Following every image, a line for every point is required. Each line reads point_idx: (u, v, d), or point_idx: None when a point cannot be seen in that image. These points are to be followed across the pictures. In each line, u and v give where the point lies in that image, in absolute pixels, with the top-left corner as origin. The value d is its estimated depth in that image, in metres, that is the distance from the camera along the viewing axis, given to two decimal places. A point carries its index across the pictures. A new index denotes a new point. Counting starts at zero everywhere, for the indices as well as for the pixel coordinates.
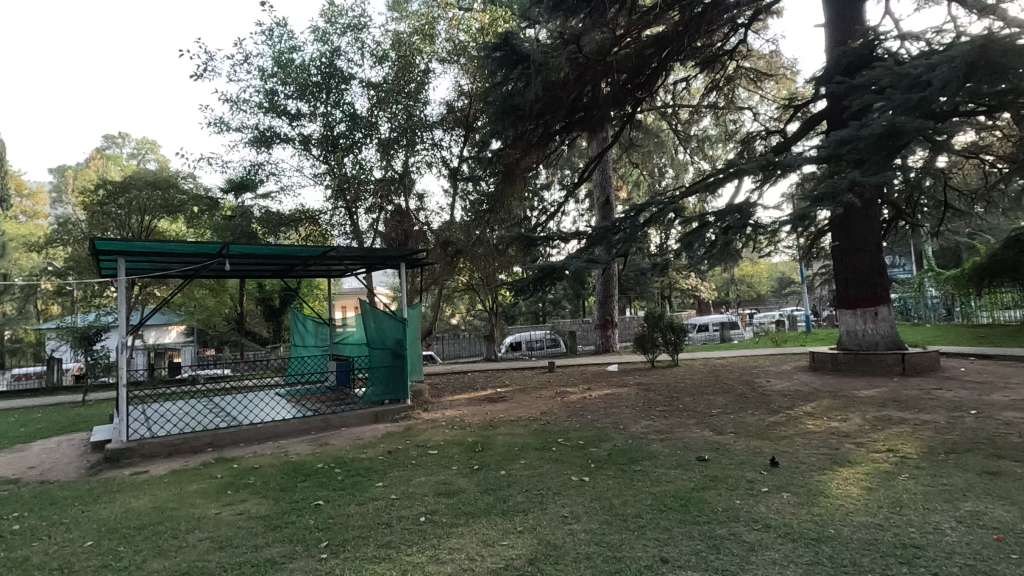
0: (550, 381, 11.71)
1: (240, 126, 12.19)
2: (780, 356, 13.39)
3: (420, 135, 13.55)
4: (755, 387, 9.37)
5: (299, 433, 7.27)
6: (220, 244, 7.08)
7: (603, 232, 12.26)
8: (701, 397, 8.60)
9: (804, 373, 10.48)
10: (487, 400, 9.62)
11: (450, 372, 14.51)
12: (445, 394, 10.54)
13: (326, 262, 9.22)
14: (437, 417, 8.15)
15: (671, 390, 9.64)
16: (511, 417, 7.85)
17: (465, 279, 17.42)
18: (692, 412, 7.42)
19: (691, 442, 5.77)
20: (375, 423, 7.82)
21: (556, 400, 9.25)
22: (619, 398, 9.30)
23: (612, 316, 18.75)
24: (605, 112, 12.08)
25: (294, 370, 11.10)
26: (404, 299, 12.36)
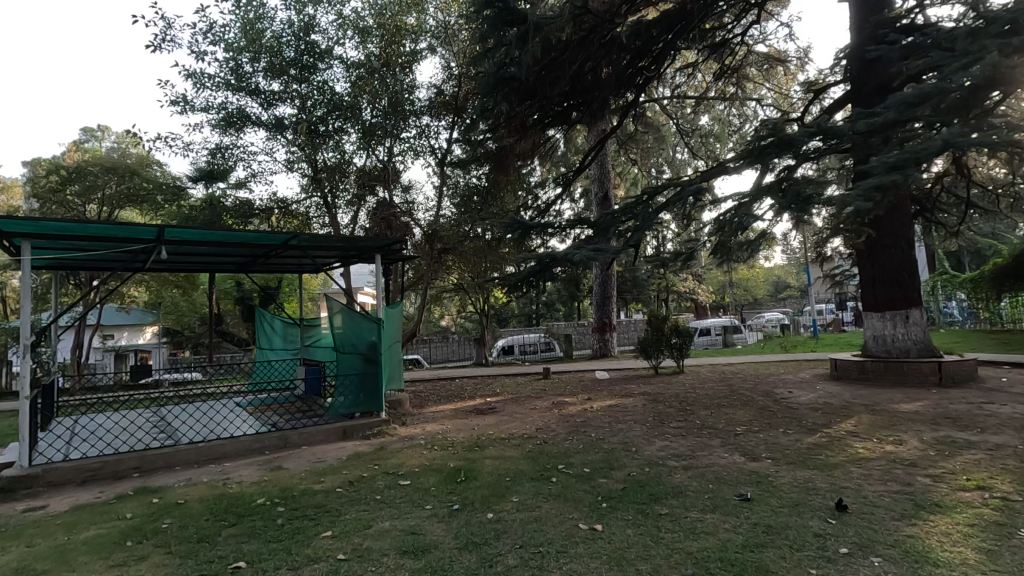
0: (546, 389, 10.59)
1: (206, 106, 11.00)
2: (794, 363, 12.36)
3: (406, 122, 12.61)
4: (778, 399, 8.32)
5: (250, 454, 6.11)
6: (157, 228, 5.91)
7: (608, 221, 10.96)
8: (720, 411, 7.51)
9: (827, 382, 9.45)
10: (475, 412, 8.48)
11: (436, 378, 13.34)
12: (428, 404, 9.39)
13: (292, 253, 8.02)
14: (415, 434, 7.01)
15: (682, 402, 8.55)
16: (504, 434, 6.73)
17: (454, 278, 16.29)
18: (715, 431, 6.32)
19: (723, 473, 4.69)
20: (342, 441, 6.67)
21: (553, 413, 8.15)
22: (624, 410, 8.21)
23: (610, 319, 17.66)
24: (607, 95, 11.01)
25: (259, 378, 9.78)
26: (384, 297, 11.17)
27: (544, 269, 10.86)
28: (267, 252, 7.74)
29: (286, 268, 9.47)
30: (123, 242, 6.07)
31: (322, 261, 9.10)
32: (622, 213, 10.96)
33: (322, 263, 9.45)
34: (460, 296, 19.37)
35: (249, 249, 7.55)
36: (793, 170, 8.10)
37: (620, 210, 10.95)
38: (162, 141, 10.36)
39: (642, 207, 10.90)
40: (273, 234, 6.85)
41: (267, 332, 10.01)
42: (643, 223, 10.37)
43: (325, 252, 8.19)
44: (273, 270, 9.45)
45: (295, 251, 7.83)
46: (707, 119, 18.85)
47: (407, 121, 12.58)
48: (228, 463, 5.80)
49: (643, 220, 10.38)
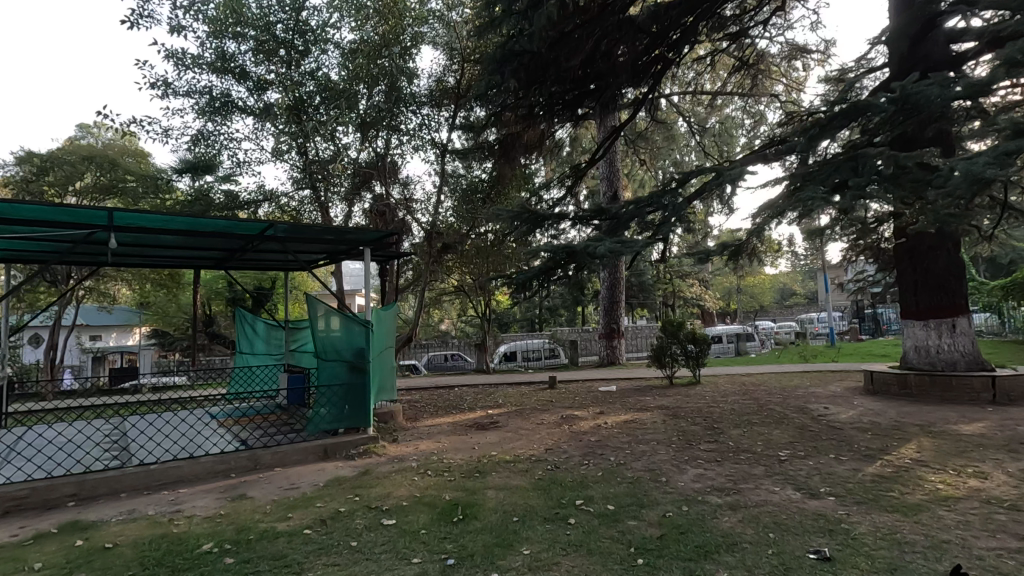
0: (553, 401, 9.69)
1: (189, 90, 10.20)
2: (821, 375, 11.44)
3: (403, 112, 11.88)
4: (814, 416, 7.43)
5: (211, 479, 5.22)
6: (106, 212, 5.04)
7: (635, 210, 9.78)
8: (753, 431, 6.61)
9: (865, 398, 8.56)
10: (476, 428, 7.59)
11: (434, 386, 12.43)
12: (424, 417, 8.51)
13: (273, 247, 7.14)
14: (406, 454, 6.13)
15: (707, 418, 7.66)
16: (508, 456, 5.84)
17: (455, 279, 15.42)
18: (754, 457, 5.43)
19: (781, 515, 3.81)
20: (322, 462, 5.78)
21: (562, 430, 7.26)
22: (643, 428, 7.32)
23: (618, 325, 16.77)
24: (621, 82, 10.12)
25: (238, 387, 8.82)
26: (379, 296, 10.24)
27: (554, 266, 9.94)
28: (244, 244, 6.84)
29: (267, 262, 8.56)
30: (68, 228, 5.18)
31: (307, 255, 8.20)
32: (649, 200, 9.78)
33: (306, 257, 8.55)
34: (461, 299, 18.51)
35: (224, 241, 6.66)
36: (835, 159, 7.19)
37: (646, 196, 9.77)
38: (138, 124, 9.52)
39: (671, 195, 9.61)
40: (249, 223, 5.92)
41: (247, 335, 9.05)
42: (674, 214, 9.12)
43: (308, 246, 7.29)
44: (251, 264, 8.55)
45: (276, 244, 6.92)
46: (720, 116, 18.04)
47: (404, 111, 11.86)
48: (184, 490, 4.92)
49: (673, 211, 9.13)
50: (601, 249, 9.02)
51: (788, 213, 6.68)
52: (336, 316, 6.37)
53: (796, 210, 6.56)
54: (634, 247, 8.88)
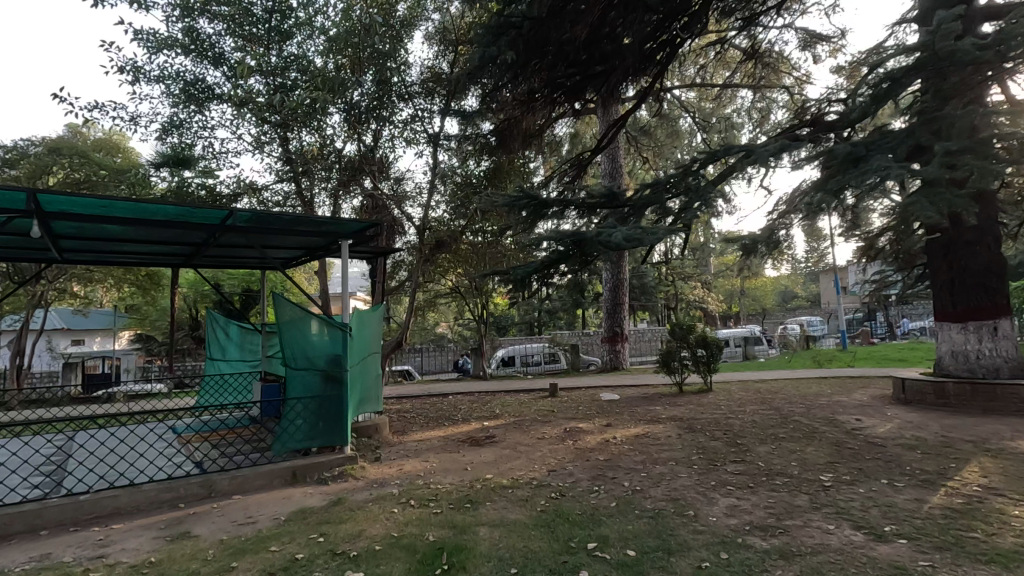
0: (555, 411, 8.91)
1: (161, 75, 9.42)
2: (841, 382, 10.68)
3: (393, 102, 11.16)
4: (848, 430, 6.65)
5: (155, 511, 4.42)
6: (26, 192, 4.33)
7: (650, 196, 9.01)
8: (783, 448, 5.83)
9: (898, 409, 7.79)
10: (470, 443, 6.81)
11: (427, 394, 11.62)
12: (413, 430, 7.72)
13: (241, 241, 6.38)
14: (389, 477, 5.34)
15: (728, 432, 6.89)
16: (505, 481, 5.06)
17: (451, 280, 14.66)
18: (793, 482, 4.66)
19: (847, 567, 3.03)
20: (290, 488, 4.98)
21: (567, 446, 6.48)
22: (656, 443, 6.54)
23: (621, 329, 15.97)
24: (629, 66, 9.27)
25: (208, 398, 7.96)
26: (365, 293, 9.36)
27: (559, 260, 9.11)
28: (209, 237, 6.10)
29: (239, 261, 7.81)
30: None
31: (283, 251, 7.47)
32: (667, 184, 9.00)
33: (282, 254, 7.82)
34: (457, 302, 17.72)
35: (185, 233, 5.92)
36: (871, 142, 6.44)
37: (662, 179, 9.01)
38: (103, 111, 8.69)
39: (694, 175, 8.73)
40: (209, 211, 5.17)
41: (220, 340, 8.27)
42: (698, 194, 8.13)
43: (281, 240, 6.57)
44: (222, 262, 7.80)
45: (244, 239, 6.18)
46: (727, 110, 17.35)
47: (395, 101, 11.17)
48: (117, 526, 4.11)
49: (697, 193, 8.14)
50: (613, 237, 8.22)
51: (823, 203, 5.90)
52: (308, 318, 5.48)
53: (831, 196, 5.82)
54: (647, 238, 8.07)
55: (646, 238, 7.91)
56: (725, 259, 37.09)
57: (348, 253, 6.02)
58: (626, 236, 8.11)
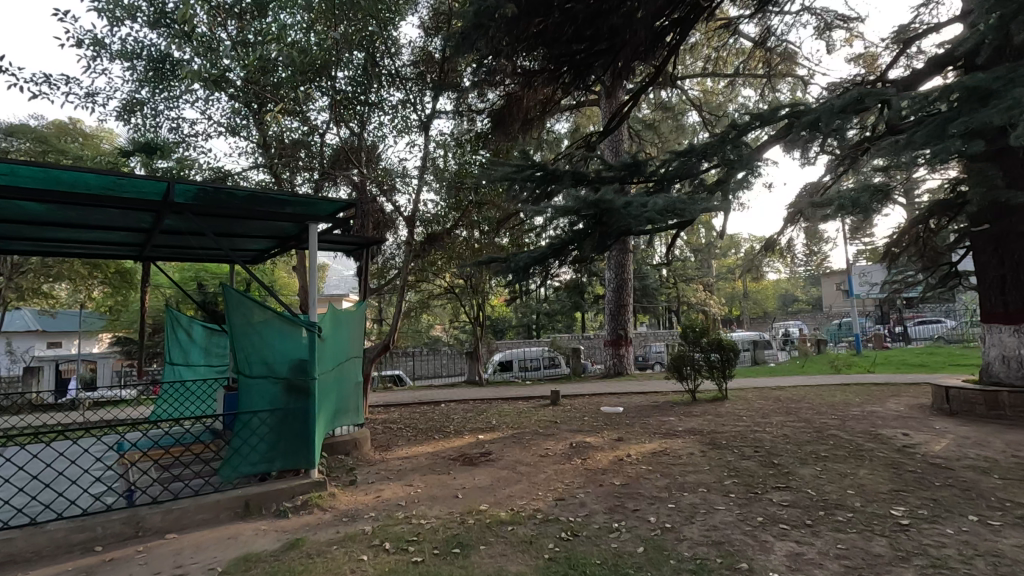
0: (558, 423, 8.01)
1: (125, 51, 8.54)
2: (869, 390, 9.81)
3: (381, 86, 10.33)
4: (898, 446, 5.78)
5: (62, 558, 3.50)
6: None
7: (678, 170, 7.87)
8: (831, 472, 4.94)
9: (944, 421, 6.94)
10: (462, 462, 5.90)
11: (418, 402, 10.68)
12: (399, 445, 6.79)
13: (196, 225, 5.43)
14: (364, 507, 4.43)
15: (758, 448, 6.02)
16: (503, 515, 4.16)
17: (446, 279, 13.79)
18: (860, 520, 3.77)
19: None
20: (242, 523, 4.06)
21: (575, 467, 5.59)
22: (678, 463, 5.66)
23: (625, 331, 15.08)
24: (641, 40, 8.35)
25: (164, 408, 6.93)
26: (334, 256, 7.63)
27: (564, 248, 8.17)
28: (158, 220, 5.15)
29: (203, 251, 6.89)
30: None
31: (251, 240, 6.55)
32: (701, 150, 7.79)
33: (252, 244, 6.89)
34: (453, 303, 16.84)
35: (128, 214, 4.97)
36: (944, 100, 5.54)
37: (696, 147, 7.80)
38: (55, 86, 7.77)
39: (732, 145, 7.62)
40: (146, 185, 4.21)
41: (180, 343, 7.21)
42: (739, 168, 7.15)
43: (245, 226, 5.65)
44: (183, 253, 6.86)
45: (199, 223, 5.25)
46: (734, 103, 16.54)
47: (382, 85, 10.38)
48: None
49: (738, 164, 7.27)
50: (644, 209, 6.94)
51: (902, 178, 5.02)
52: (268, 313, 4.51)
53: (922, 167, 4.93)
54: (685, 209, 6.89)
55: (689, 209, 6.76)
56: (726, 261, 36.32)
57: (318, 238, 5.10)
58: (646, 217, 7.09)
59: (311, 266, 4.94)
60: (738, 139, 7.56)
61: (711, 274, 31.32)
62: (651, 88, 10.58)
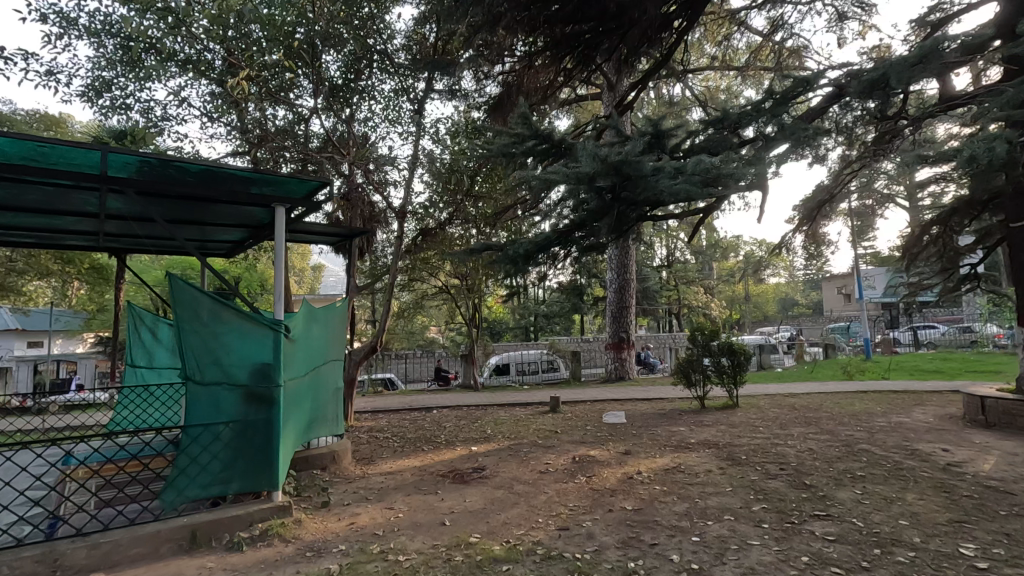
0: (559, 433, 7.38)
1: (93, 27, 7.86)
2: (890, 399, 9.18)
3: (372, 73, 9.75)
4: (940, 464, 5.17)
5: None
6: None
7: (710, 141, 6.94)
8: (874, 497, 4.31)
9: (982, 434, 6.34)
10: (452, 480, 5.25)
11: (409, 408, 10.03)
12: (383, 459, 6.13)
13: (151, 209, 4.75)
14: (334, 537, 3.78)
15: (783, 465, 5.40)
16: (497, 549, 3.51)
17: (441, 277, 13.18)
18: (926, 561, 3.14)
19: None
20: (187, 558, 3.41)
21: (579, 486, 4.96)
22: (694, 481, 5.04)
23: (627, 334, 14.45)
24: (650, 20, 7.75)
25: (123, 415, 6.26)
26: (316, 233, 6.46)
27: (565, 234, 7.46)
28: (106, 202, 4.51)
29: (169, 241, 6.25)
30: None
31: (219, 230, 5.91)
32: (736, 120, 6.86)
33: (223, 234, 6.25)
34: (448, 304, 16.21)
35: (69, 195, 4.34)
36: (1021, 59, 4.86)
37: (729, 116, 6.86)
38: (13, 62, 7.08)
39: (772, 116, 6.69)
40: (77, 155, 3.57)
41: (144, 343, 6.57)
42: (792, 135, 6.24)
43: (208, 212, 5.02)
44: (146, 242, 6.22)
45: (154, 206, 4.61)
46: (740, 99, 15.91)
47: (372, 73, 9.80)
48: None
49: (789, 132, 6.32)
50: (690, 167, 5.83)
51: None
52: (228, 311, 3.87)
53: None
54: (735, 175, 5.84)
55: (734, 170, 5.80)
56: (726, 264, 35.68)
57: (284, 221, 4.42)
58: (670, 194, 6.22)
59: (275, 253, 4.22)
60: (776, 108, 6.69)
61: (712, 277, 30.74)
62: (655, 76, 9.96)
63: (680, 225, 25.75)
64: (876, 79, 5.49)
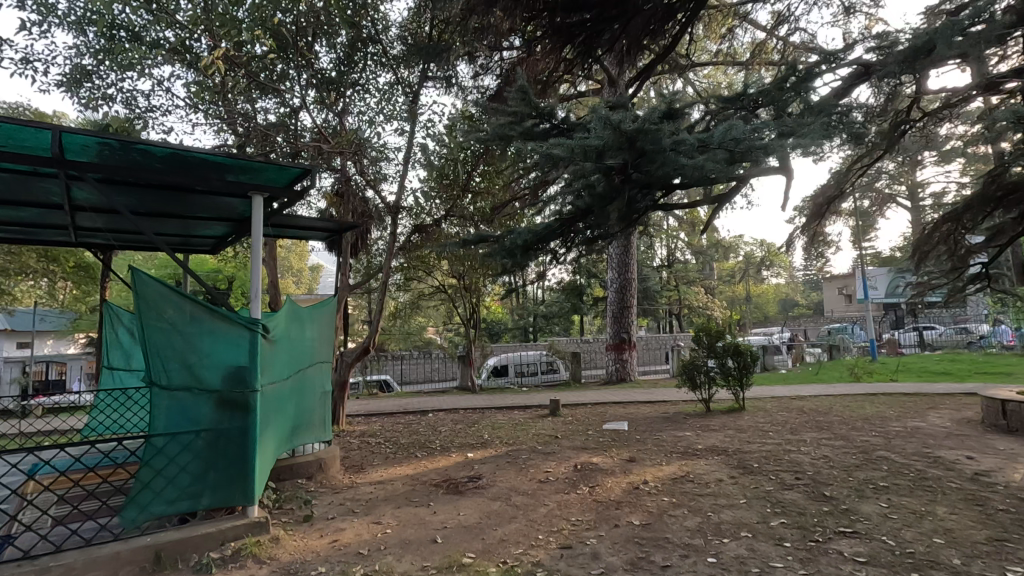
0: (559, 438, 7.06)
1: (73, 13, 7.49)
2: (902, 403, 8.87)
3: (366, 66, 9.44)
4: (966, 472, 4.87)
5: None
6: None
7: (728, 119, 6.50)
8: (901, 511, 3.99)
9: (1003, 439, 6.05)
10: (445, 491, 4.92)
11: (404, 411, 9.69)
12: (372, 467, 5.80)
13: (121, 199, 4.37)
14: (314, 557, 3.45)
15: (798, 474, 5.08)
16: (493, 572, 3.18)
17: (438, 277, 12.86)
18: None
19: None
20: None
21: (582, 497, 4.64)
22: (706, 492, 4.71)
23: (628, 335, 14.13)
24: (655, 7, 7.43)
25: (99, 422, 5.90)
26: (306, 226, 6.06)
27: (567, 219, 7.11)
28: (68, 193, 4.12)
29: (148, 235, 5.89)
30: None
31: (200, 224, 5.55)
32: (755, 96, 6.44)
33: (205, 229, 5.89)
34: (446, 304, 15.89)
35: (27, 184, 3.95)
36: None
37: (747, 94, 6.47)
38: None
39: (794, 94, 6.31)
40: (27, 135, 3.19)
41: (122, 344, 6.22)
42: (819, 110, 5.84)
43: (185, 203, 4.65)
44: (123, 237, 5.85)
45: (122, 196, 4.24)
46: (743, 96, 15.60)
47: (367, 65, 9.47)
48: None
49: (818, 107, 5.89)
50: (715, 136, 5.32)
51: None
52: (196, 307, 3.53)
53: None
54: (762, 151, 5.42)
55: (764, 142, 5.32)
56: (726, 264, 35.40)
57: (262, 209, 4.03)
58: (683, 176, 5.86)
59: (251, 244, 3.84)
60: (799, 86, 6.33)
61: (712, 277, 30.43)
62: (657, 68, 9.64)
63: (680, 225, 25.42)
64: (925, 44, 5.19)
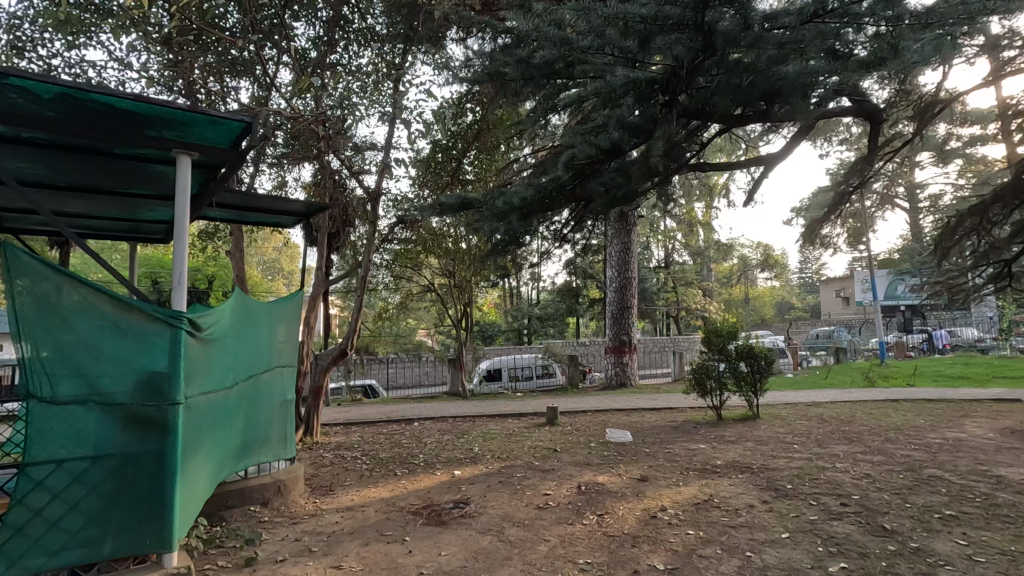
0: (559, 452, 6.27)
1: None
2: (931, 411, 8.13)
3: (348, 44, 8.65)
4: None
5: None
6: None
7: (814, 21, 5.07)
8: (990, 552, 3.22)
9: None
10: (425, 521, 4.10)
11: (387, 419, 8.86)
12: (342, 489, 4.99)
13: (29, 164, 3.57)
14: None
15: (843, 498, 4.31)
16: None
17: (427, 275, 12.07)
18: None
19: None
20: None
21: (591, 530, 3.85)
22: (740, 522, 3.93)
23: (629, 337, 13.37)
24: None
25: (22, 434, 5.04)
26: (272, 207, 5.22)
27: (562, 196, 6.16)
28: None
29: (89, 216, 5.16)
30: None
31: (144, 204, 4.76)
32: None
33: (152, 211, 5.10)
34: (436, 305, 15.08)
35: None
36: None
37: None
38: None
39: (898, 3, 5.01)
40: None
41: None
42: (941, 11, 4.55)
43: (113, 174, 3.85)
44: (60, 218, 5.15)
45: (26, 158, 3.44)
46: None
47: (348, 43, 8.67)
48: None
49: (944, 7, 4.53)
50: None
51: None
52: (95, 296, 2.67)
53: None
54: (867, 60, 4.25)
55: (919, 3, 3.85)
56: (723, 267, 34.75)
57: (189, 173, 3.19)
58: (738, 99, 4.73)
59: (174, 213, 3.05)
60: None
61: (710, 279, 29.78)
62: None
63: (676, 225, 24.67)
64: None
